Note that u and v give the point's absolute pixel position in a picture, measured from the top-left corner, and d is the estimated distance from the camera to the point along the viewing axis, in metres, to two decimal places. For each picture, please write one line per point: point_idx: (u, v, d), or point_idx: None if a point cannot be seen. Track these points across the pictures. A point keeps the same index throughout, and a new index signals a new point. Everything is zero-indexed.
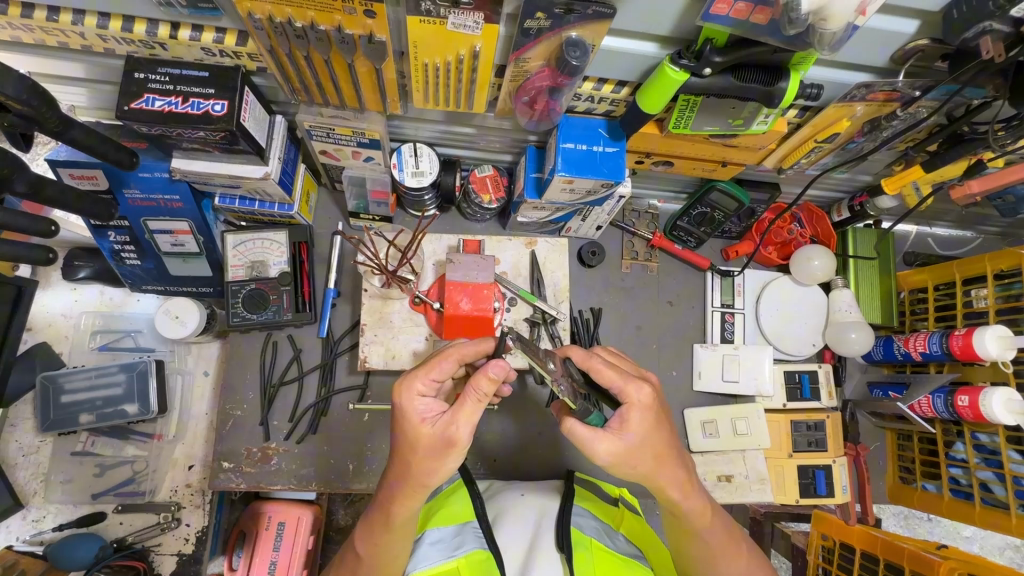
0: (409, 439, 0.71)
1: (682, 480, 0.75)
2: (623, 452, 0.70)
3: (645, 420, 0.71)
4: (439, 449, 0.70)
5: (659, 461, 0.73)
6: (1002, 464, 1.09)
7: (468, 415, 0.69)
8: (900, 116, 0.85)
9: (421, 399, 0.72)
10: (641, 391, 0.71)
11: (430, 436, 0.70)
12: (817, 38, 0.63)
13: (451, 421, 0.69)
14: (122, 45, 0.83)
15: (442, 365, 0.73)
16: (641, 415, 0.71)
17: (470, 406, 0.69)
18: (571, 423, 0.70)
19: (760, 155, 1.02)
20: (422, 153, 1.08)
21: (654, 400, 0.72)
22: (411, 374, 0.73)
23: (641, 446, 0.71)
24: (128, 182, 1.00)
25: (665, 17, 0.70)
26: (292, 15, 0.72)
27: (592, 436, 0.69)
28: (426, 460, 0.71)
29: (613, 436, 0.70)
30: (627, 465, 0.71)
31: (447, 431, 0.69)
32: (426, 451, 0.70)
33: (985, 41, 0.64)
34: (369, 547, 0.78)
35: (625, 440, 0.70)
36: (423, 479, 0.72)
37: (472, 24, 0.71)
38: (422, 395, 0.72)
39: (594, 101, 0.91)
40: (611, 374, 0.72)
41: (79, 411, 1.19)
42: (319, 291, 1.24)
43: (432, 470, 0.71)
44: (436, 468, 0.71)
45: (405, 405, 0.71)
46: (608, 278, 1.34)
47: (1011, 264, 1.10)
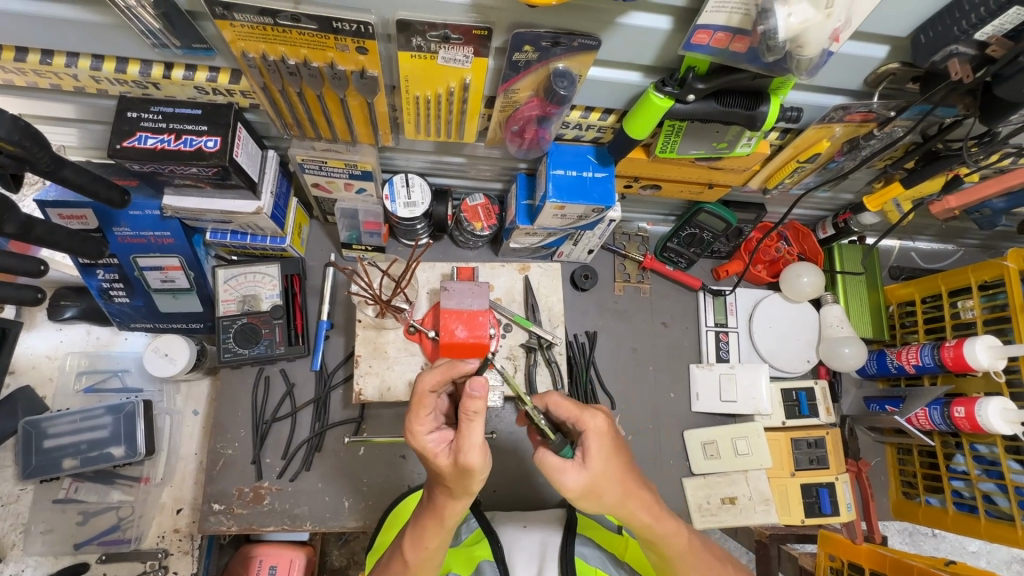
0: (433, 470, 0.71)
1: (650, 503, 0.73)
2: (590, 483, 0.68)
3: (605, 447, 0.69)
4: (460, 474, 0.68)
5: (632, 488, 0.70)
6: (1003, 475, 1.10)
7: (472, 434, 0.65)
8: (877, 136, 0.88)
9: (428, 439, 0.70)
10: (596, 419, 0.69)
11: (446, 467, 0.68)
12: (794, 64, 0.64)
13: (462, 445, 0.66)
14: (115, 86, 0.84)
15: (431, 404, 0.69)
16: (598, 442, 0.69)
17: (476, 426, 0.65)
18: (539, 455, 0.68)
19: (744, 177, 1.04)
20: (414, 184, 1.10)
21: (610, 426, 0.71)
22: (410, 419, 0.70)
23: (606, 475, 0.68)
24: (119, 220, 1.00)
25: (648, 47, 0.72)
26: (285, 53, 0.74)
27: (562, 471, 0.67)
28: (456, 483, 0.69)
29: (578, 465, 0.68)
30: (598, 495, 0.69)
31: (458, 457, 0.66)
32: (453, 479, 0.68)
33: (953, 63, 0.66)
34: (424, 554, 0.77)
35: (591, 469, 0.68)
36: (467, 489, 0.70)
37: (462, 58, 0.73)
38: (428, 433, 0.70)
39: (582, 128, 0.93)
40: (566, 404, 0.71)
41: (63, 456, 1.15)
42: (312, 323, 1.23)
43: (466, 487, 0.69)
44: (472, 484, 0.69)
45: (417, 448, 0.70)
46: (602, 301, 1.35)
47: (995, 274, 1.13)
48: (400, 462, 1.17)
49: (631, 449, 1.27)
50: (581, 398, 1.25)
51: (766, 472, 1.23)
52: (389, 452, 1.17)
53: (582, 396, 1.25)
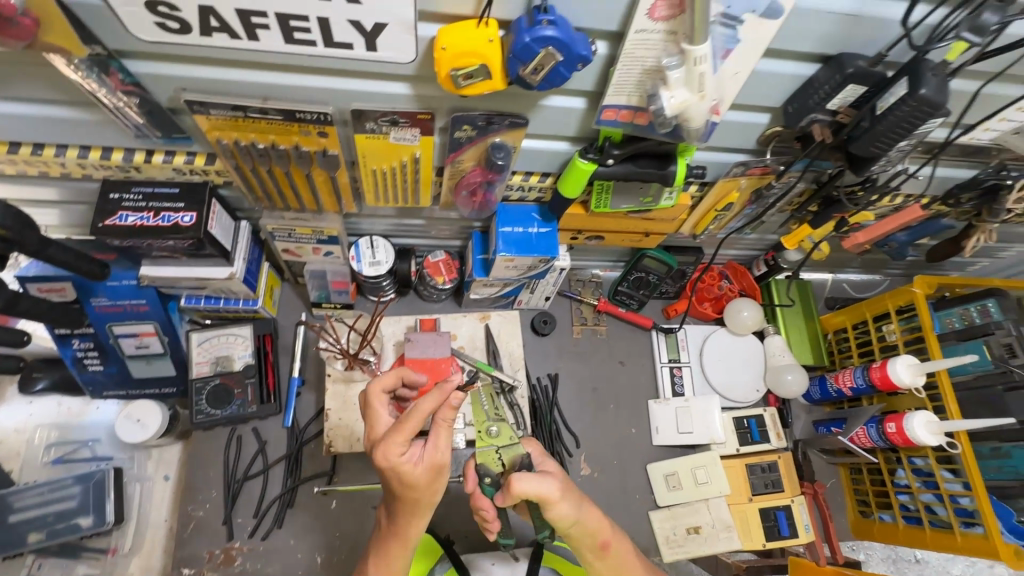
0: (406, 485, 0.74)
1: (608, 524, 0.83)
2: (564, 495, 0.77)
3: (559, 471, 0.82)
4: (432, 479, 0.74)
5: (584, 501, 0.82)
6: (939, 485, 1.17)
7: (446, 440, 0.75)
8: (777, 186, 1.01)
9: (404, 453, 0.72)
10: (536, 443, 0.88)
11: (421, 476, 0.73)
12: (687, 133, 0.78)
13: (436, 448, 0.74)
14: (99, 171, 0.93)
15: (411, 420, 0.72)
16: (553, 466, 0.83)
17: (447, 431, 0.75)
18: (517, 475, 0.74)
19: (675, 225, 1.17)
20: (379, 245, 1.20)
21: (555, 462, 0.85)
22: (387, 436, 0.72)
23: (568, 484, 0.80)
24: (96, 291, 1.06)
25: (569, 123, 0.85)
26: (255, 139, 0.84)
27: (543, 482, 0.74)
28: (428, 491, 0.75)
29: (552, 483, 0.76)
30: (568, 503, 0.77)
31: (434, 461, 0.74)
32: (422, 486, 0.74)
33: (815, 127, 0.81)
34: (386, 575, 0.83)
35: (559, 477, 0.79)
36: (432, 500, 0.77)
37: (411, 137, 0.85)
38: (402, 451, 0.72)
39: (525, 190, 1.05)
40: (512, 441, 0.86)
41: (27, 530, 1.14)
42: (284, 381, 1.28)
43: (434, 493, 0.76)
44: (439, 490, 0.76)
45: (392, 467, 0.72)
46: (562, 344, 1.43)
47: (907, 300, 1.26)
48: (372, 514, 1.19)
49: (598, 486, 1.32)
50: (545, 439, 1.31)
51: (725, 499, 1.29)
52: (360, 503, 1.20)
53: (546, 436, 1.31)
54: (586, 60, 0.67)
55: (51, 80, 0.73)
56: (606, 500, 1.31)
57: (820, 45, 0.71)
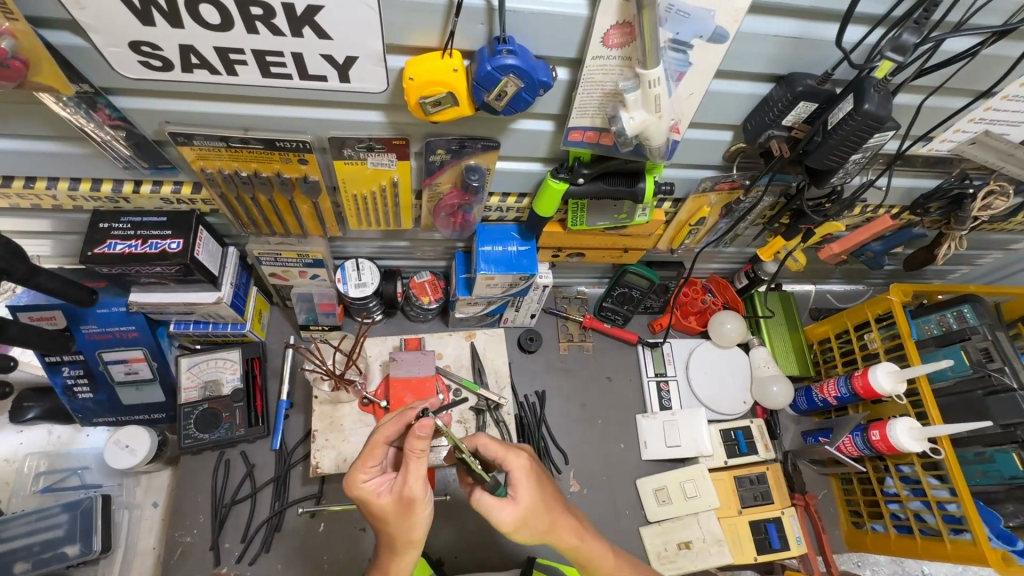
0: (378, 515, 0.77)
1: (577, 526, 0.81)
2: (523, 516, 0.76)
3: (531, 482, 0.78)
4: (402, 511, 0.75)
5: (555, 521, 0.79)
6: (926, 492, 1.17)
7: (416, 473, 0.74)
8: (746, 200, 1.05)
9: (371, 485, 0.77)
10: (521, 458, 0.78)
11: (388, 507, 0.76)
12: (650, 152, 0.81)
13: (405, 481, 0.75)
14: (89, 202, 0.96)
15: (375, 450, 0.77)
16: (525, 479, 0.77)
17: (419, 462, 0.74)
18: (477, 495, 0.76)
19: (652, 240, 1.20)
20: (364, 267, 1.23)
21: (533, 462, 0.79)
22: (353, 467, 0.78)
23: (534, 511, 0.77)
24: (86, 319, 1.09)
25: (540, 145, 0.89)
26: (238, 167, 0.88)
27: (496, 513, 0.75)
28: (399, 526, 0.76)
29: (511, 501, 0.76)
30: (526, 531, 0.77)
31: (402, 493, 0.75)
32: (392, 519, 0.76)
33: (774, 142, 0.84)
34: None
35: (521, 504, 0.76)
36: (408, 536, 0.76)
37: (388, 162, 0.88)
38: (368, 479, 0.77)
39: (503, 210, 1.08)
40: (494, 446, 0.79)
41: (14, 560, 1.13)
42: (272, 404, 1.29)
43: (408, 528, 0.76)
44: (413, 525, 0.76)
45: (359, 496, 0.77)
46: (548, 361, 1.45)
47: (885, 308, 1.28)
48: (361, 535, 1.19)
49: (588, 502, 1.32)
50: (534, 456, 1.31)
51: (715, 512, 1.29)
52: (348, 524, 1.20)
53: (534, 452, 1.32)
54: (546, 85, 0.71)
55: (42, 116, 0.77)
56: (597, 516, 1.31)
57: (769, 65, 0.75)
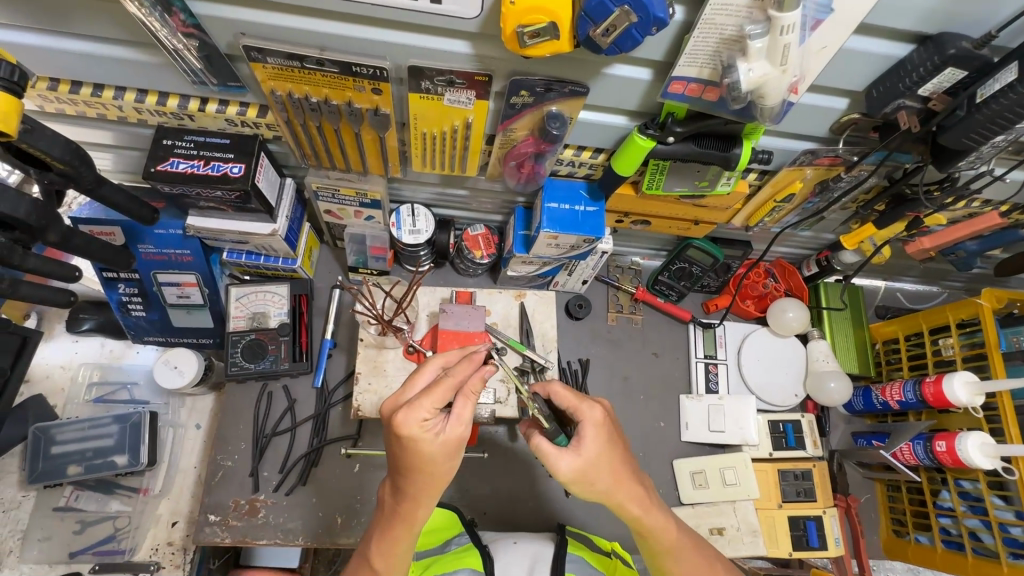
0: (421, 457, 0.72)
1: (641, 495, 0.77)
2: (584, 467, 0.72)
3: (600, 436, 0.74)
4: (452, 452, 0.72)
5: (618, 482, 0.75)
6: (987, 511, 1.11)
7: (471, 414, 0.74)
8: (845, 179, 0.95)
9: (427, 424, 0.70)
10: (596, 410, 0.75)
11: (440, 448, 0.71)
12: (759, 112, 0.73)
13: (462, 419, 0.72)
14: (154, 116, 0.93)
15: (441, 388, 0.71)
16: (595, 431, 0.74)
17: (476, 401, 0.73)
18: (534, 438, 0.74)
19: (728, 214, 1.12)
20: (420, 214, 1.18)
21: (607, 418, 0.76)
22: (412, 402, 0.71)
23: (599, 463, 0.73)
24: (144, 237, 1.08)
25: (631, 95, 0.81)
26: (309, 92, 0.83)
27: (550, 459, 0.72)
28: (445, 467, 0.73)
29: (573, 451, 0.73)
30: (585, 483, 0.74)
31: (457, 433, 0.72)
32: (439, 459, 0.72)
33: (902, 115, 0.75)
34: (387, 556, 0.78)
35: (584, 456, 0.73)
36: (447, 477, 0.75)
37: (465, 100, 0.82)
38: (427, 417, 0.71)
39: (575, 165, 1.01)
40: (568, 394, 0.77)
41: (68, 462, 1.19)
42: (316, 342, 1.28)
43: (452, 468, 0.74)
44: (456, 467, 0.74)
45: (412, 436, 0.70)
46: (594, 330, 1.40)
47: (972, 313, 1.17)
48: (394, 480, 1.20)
49: None
50: None
51: (753, 503, 1.25)
52: (382, 468, 1.20)
53: None
54: (660, 24, 0.63)
55: (116, 18, 0.73)
56: None
57: (920, 22, 0.65)
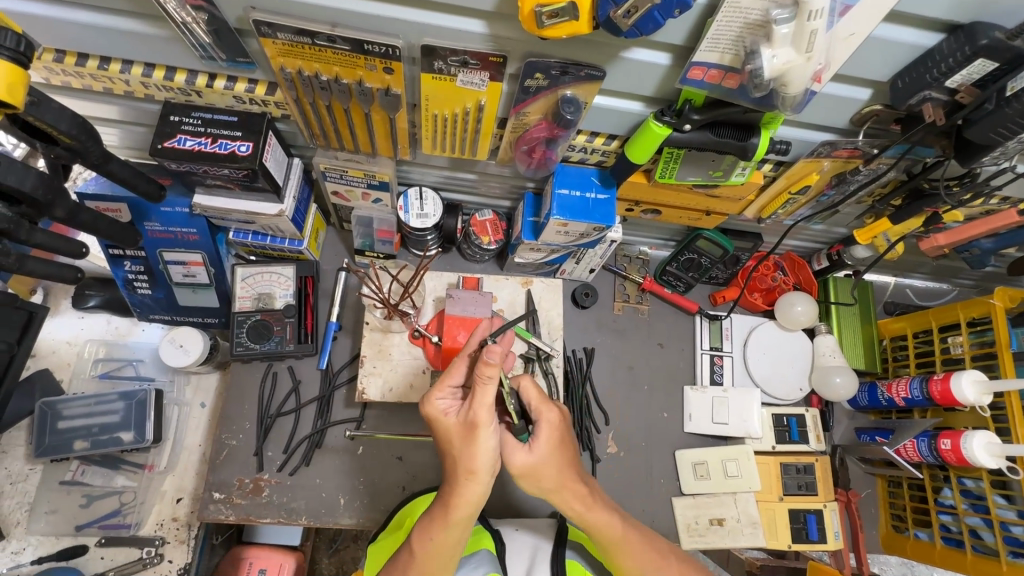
0: (445, 437, 0.79)
1: (584, 493, 0.84)
2: (534, 465, 0.80)
3: (552, 438, 0.81)
4: (467, 435, 0.75)
5: (564, 479, 0.82)
6: (989, 509, 1.11)
7: (484, 398, 0.74)
8: (863, 172, 0.93)
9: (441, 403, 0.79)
10: (552, 412, 0.80)
11: (455, 429, 0.77)
12: (780, 101, 0.71)
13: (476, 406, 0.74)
14: (161, 92, 0.92)
15: (454, 371, 0.79)
16: (548, 433, 0.81)
17: (489, 389, 0.73)
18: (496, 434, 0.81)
19: (740, 206, 1.10)
20: (428, 197, 1.17)
21: (562, 422, 0.82)
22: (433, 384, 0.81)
23: (549, 462, 0.80)
24: (150, 215, 1.07)
25: (649, 80, 0.79)
26: (319, 70, 0.82)
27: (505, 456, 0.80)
28: (463, 451, 0.76)
29: (526, 448, 0.80)
30: (535, 479, 0.81)
31: (468, 416, 0.75)
32: (456, 439, 0.77)
33: (927, 107, 0.74)
34: (426, 545, 0.80)
35: (536, 454, 0.80)
36: (470, 464, 0.76)
37: (479, 81, 0.80)
38: (443, 398, 0.79)
39: (587, 152, 0.99)
40: (533, 392, 0.81)
41: (75, 437, 1.20)
42: (321, 324, 1.28)
43: (472, 455, 0.75)
44: (476, 452, 0.75)
45: (433, 414, 0.79)
46: (600, 319, 1.40)
47: (983, 312, 1.16)
48: (397, 464, 1.20)
49: (624, 465, 1.29)
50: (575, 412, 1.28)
51: (754, 495, 1.25)
52: (386, 452, 1.21)
53: (576, 408, 1.29)
54: (684, 6, 0.61)
55: None
56: (632, 481, 1.29)
57: (952, 11, 0.63)
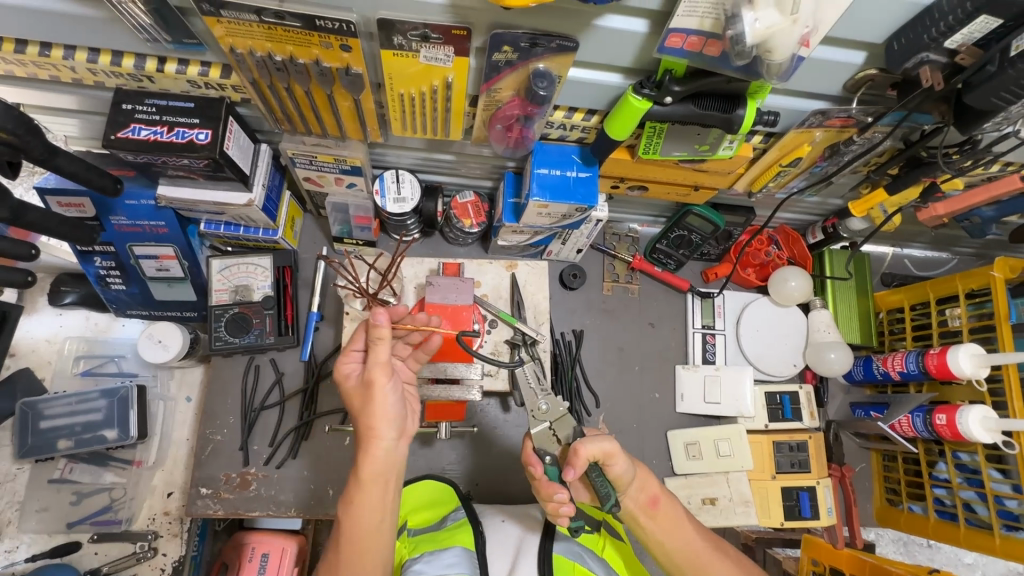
0: (348, 399, 0.82)
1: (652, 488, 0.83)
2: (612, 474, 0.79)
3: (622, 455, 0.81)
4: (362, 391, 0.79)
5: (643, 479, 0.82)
6: (984, 483, 1.09)
7: (379, 353, 0.77)
8: (857, 142, 0.88)
9: (347, 367, 0.82)
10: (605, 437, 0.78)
11: (354, 389, 0.81)
12: (765, 68, 0.66)
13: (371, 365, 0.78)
14: (111, 78, 0.86)
15: (360, 336, 0.83)
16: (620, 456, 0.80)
17: (384, 346, 0.77)
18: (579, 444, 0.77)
19: (730, 180, 1.05)
20: (405, 180, 1.12)
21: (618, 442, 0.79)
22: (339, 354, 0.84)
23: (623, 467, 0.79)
24: (115, 209, 1.03)
25: (625, 50, 0.74)
26: (272, 50, 0.76)
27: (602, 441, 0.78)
28: (361, 408, 0.79)
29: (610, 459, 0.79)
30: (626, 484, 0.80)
31: (365, 372, 0.78)
32: (352, 395, 0.80)
33: (924, 70, 0.68)
34: (344, 518, 0.77)
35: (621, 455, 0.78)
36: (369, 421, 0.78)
37: (444, 57, 0.75)
38: (347, 362, 0.82)
39: (566, 128, 0.94)
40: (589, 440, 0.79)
41: (58, 436, 1.19)
42: (303, 314, 1.25)
43: (366, 410, 0.78)
44: (369, 408, 0.78)
45: (337, 376, 0.82)
46: (590, 300, 1.36)
47: (982, 283, 1.12)
48: None
49: (616, 447, 1.28)
50: (565, 396, 1.26)
51: (747, 474, 1.24)
52: None
53: (565, 392, 1.27)
54: None
55: None
56: None
57: None
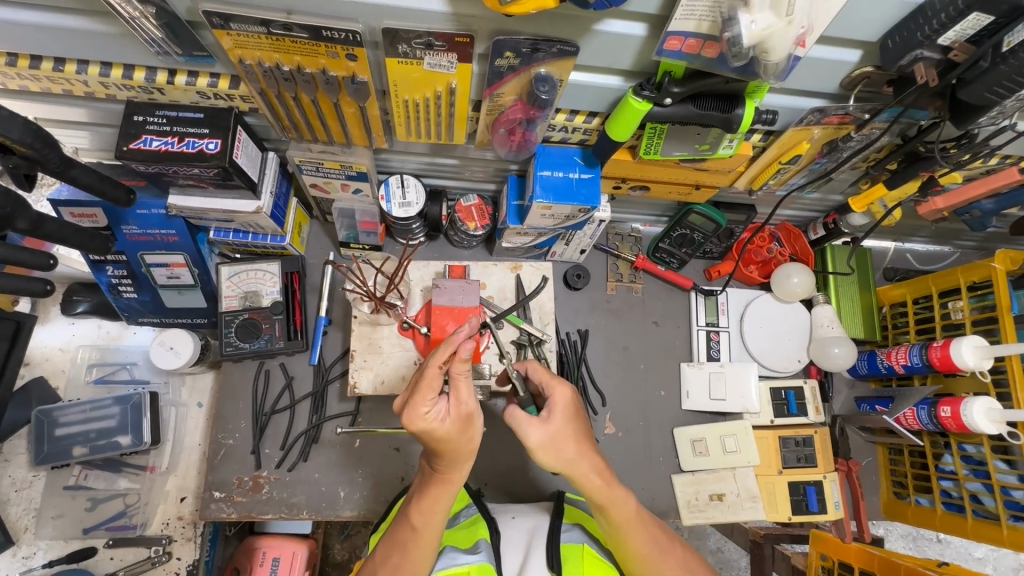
0: (437, 440, 0.73)
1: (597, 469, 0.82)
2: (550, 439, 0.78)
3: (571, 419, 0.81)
4: (463, 428, 0.74)
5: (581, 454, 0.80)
6: (989, 474, 1.10)
7: (468, 386, 0.75)
8: (855, 138, 0.90)
9: (431, 415, 0.71)
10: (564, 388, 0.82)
11: (451, 429, 0.73)
12: (762, 69, 0.67)
13: (459, 399, 0.74)
14: (122, 91, 0.88)
15: (431, 379, 0.72)
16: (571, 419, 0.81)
17: (467, 378, 0.75)
18: (511, 408, 0.77)
19: (731, 178, 1.06)
20: (409, 185, 1.14)
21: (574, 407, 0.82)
22: (410, 401, 0.71)
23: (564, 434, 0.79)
24: (127, 219, 1.05)
25: (625, 53, 0.75)
26: (280, 61, 0.78)
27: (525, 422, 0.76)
28: (462, 442, 0.75)
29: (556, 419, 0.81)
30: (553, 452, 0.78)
31: (464, 408, 0.74)
32: (451, 438, 0.73)
33: (918, 67, 0.70)
34: (423, 516, 0.81)
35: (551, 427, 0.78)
36: (471, 447, 0.77)
37: (447, 64, 0.77)
38: (428, 411, 0.71)
39: (568, 131, 0.96)
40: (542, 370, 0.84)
41: (73, 443, 1.21)
42: (311, 319, 1.27)
43: (470, 441, 0.75)
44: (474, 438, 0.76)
45: (424, 428, 0.71)
46: (594, 300, 1.37)
47: (984, 275, 1.13)
48: (395, 454, 1.20)
49: (623, 445, 1.29)
50: None
51: (753, 469, 1.25)
52: (383, 444, 1.21)
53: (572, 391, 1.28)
54: None
55: None
56: (630, 461, 1.29)
57: None
